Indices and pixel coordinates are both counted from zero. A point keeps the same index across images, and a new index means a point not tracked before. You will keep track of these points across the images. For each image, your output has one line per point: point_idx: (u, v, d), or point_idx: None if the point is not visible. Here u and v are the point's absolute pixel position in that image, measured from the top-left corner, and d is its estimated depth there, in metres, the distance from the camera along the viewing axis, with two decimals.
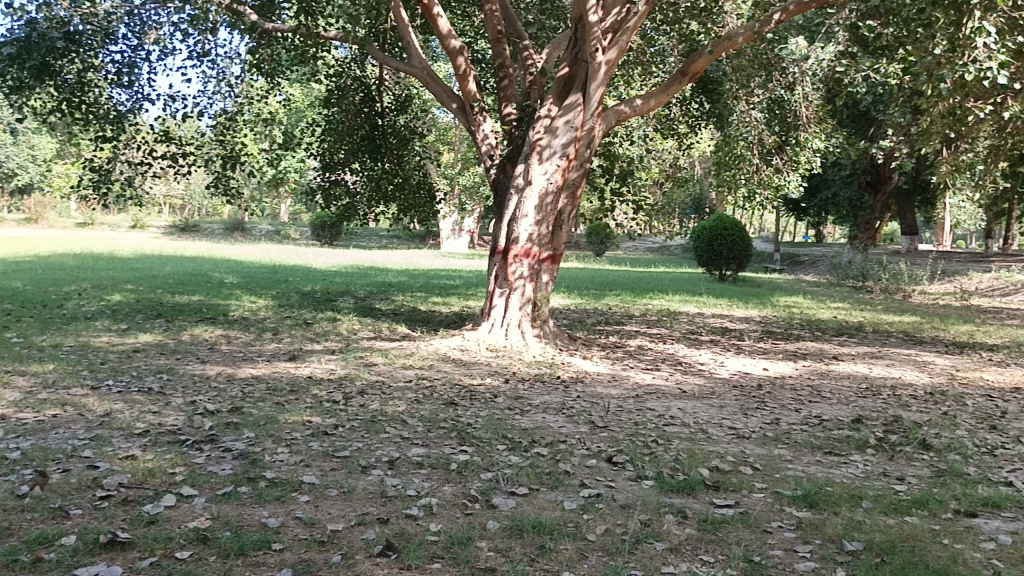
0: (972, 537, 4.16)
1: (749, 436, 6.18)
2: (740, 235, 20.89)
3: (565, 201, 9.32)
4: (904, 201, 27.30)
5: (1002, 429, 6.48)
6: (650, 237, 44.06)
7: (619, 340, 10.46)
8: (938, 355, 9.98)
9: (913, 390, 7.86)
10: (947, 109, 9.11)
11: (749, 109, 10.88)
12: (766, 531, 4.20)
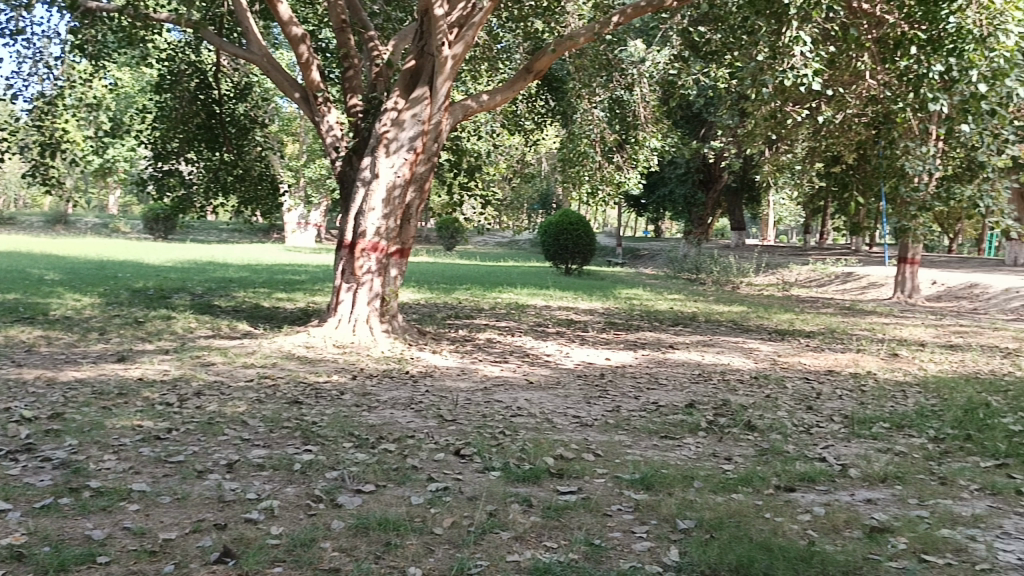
0: (791, 509, 4.50)
1: (591, 424, 6.39)
2: (584, 230, 21.62)
3: (412, 195, 9.26)
4: (733, 199, 29.12)
5: (817, 409, 7.05)
6: (497, 232, 44.92)
7: (468, 334, 10.54)
8: (763, 342, 10.70)
9: (740, 374, 8.41)
10: (769, 113, 9.78)
11: (592, 108, 11.29)
12: (606, 515, 4.36)
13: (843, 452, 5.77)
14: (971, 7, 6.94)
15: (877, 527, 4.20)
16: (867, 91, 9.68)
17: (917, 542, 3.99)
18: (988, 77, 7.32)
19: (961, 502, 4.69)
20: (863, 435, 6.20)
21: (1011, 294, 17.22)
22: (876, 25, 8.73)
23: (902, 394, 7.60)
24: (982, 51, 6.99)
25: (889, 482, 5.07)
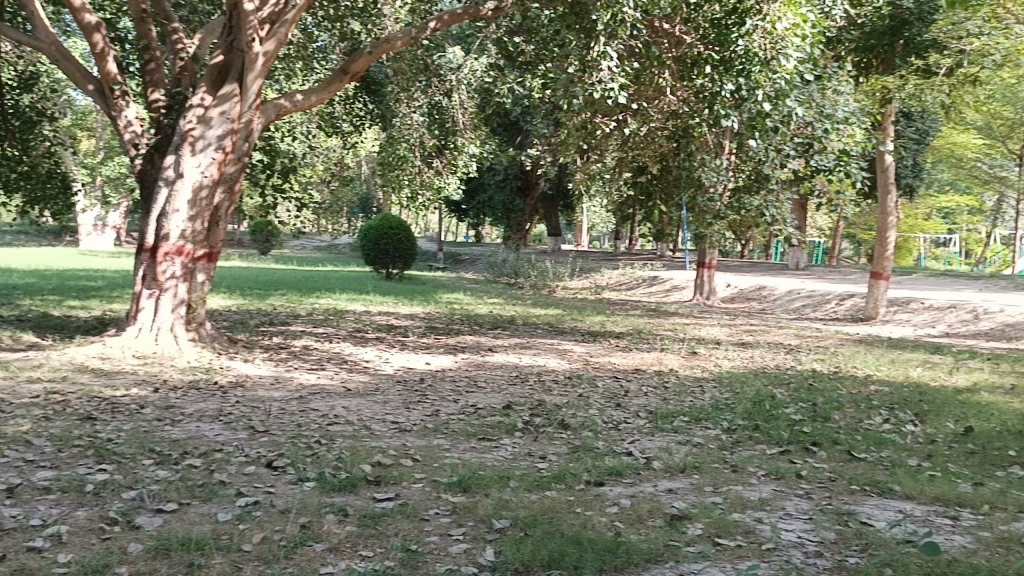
0: (600, 503, 4.70)
1: (410, 428, 6.36)
2: (405, 234, 21.53)
3: (220, 196, 8.85)
4: (549, 205, 30.11)
5: (625, 405, 7.41)
6: (315, 236, 43.84)
7: (282, 342, 10.17)
8: (577, 343, 11.11)
9: (554, 375, 8.70)
10: (580, 122, 10.20)
11: (411, 113, 11.26)
12: (423, 519, 4.36)
13: (648, 445, 6.10)
14: (758, 31, 7.59)
15: (677, 515, 4.47)
16: (668, 106, 10.18)
17: (712, 527, 4.29)
18: (772, 96, 7.96)
19: (750, 487, 5.10)
20: (666, 429, 6.59)
21: (794, 296, 18.99)
22: (676, 44, 9.31)
23: (700, 389, 8.17)
24: (766, 73, 7.65)
25: (688, 472, 5.42)
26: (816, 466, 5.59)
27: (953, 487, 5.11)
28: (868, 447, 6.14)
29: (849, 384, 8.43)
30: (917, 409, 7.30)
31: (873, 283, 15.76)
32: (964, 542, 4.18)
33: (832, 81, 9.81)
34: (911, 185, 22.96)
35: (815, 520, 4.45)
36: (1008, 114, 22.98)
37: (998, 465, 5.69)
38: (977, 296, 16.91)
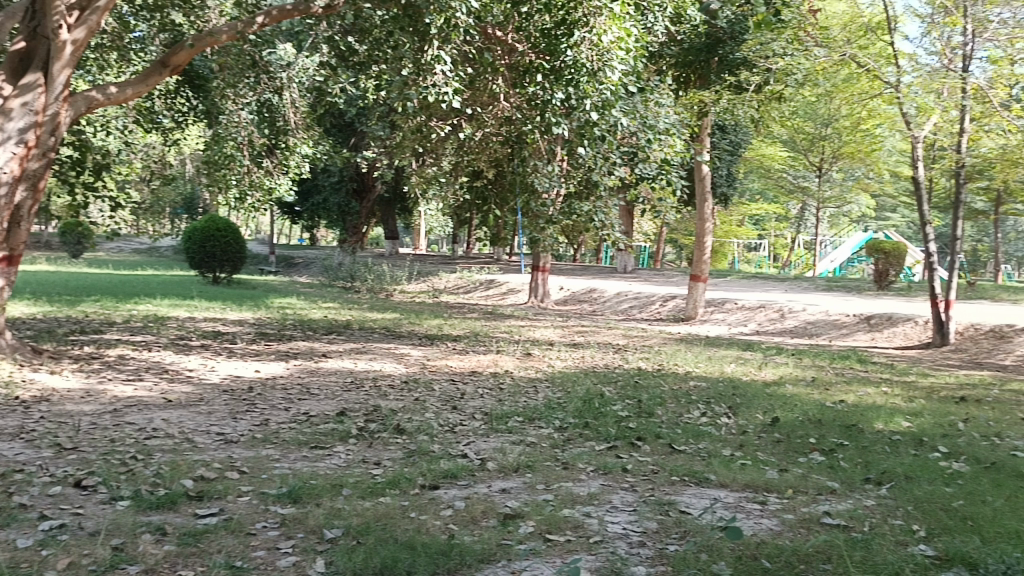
0: (434, 506, 4.70)
1: (236, 440, 6.09)
2: (233, 237, 20.64)
3: (24, 195, 8.12)
4: (386, 208, 29.89)
5: (461, 408, 7.45)
6: (133, 239, 41.16)
7: (94, 351, 9.46)
8: (413, 347, 11.06)
9: (390, 379, 8.62)
10: (416, 125, 10.17)
11: (238, 110, 10.76)
12: (249, 534, 4.18)
13: (482, 447, 6.16)
14: (585, 42, 7.89)
15: (509, 514, 4.54)
16: (501, 113, 10.17)
17: (544, 524, 4.39)
18: (599, 107, 8.21)
19: (580, 483, 5.27)
20: (501, 429, 6.68)
21: (622, 298, 19.83)
22: (508, 52, 9.62)
23: (533, 389, 8.36)
24: (593, 83, 7.94)
25: (521, 471, 5.53)
26: (641, 460, 5.86)
27: (762, 474, 5.51)
28: (687, 440, 6.50)
29: (671, 380, 8.90)
30: (731, 402, 7.82)
31: (692, 285, 16.74)
32: (772, 524, 4.52)
33: (654, 94, 10.22)
34: (726, 194, 24.53)
35: (639, 512, 4.66)
36: (809, 128, 25.24)
37: (801, 451, 6.20)
38: (783, 297, 18.34)
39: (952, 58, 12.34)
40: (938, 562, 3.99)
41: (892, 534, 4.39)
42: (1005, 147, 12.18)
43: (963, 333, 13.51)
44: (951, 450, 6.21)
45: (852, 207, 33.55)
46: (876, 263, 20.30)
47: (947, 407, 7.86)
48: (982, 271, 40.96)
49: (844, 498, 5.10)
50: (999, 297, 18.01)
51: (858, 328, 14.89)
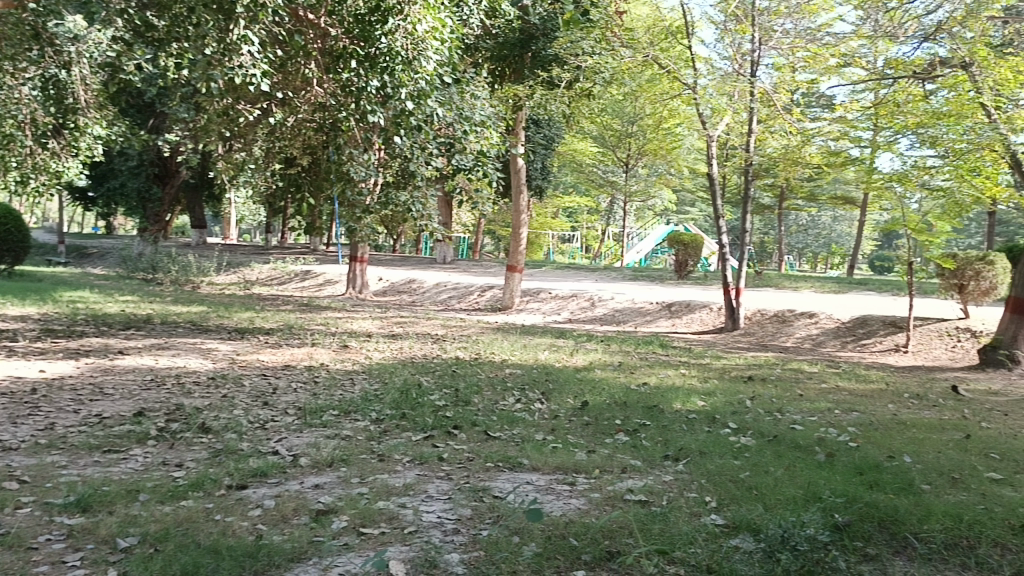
0: (241, 507, 4.50)
1: (16, 447, 5.52)
2: (15, 226, 18.70)
3: None
4: (193, 196, 28.48)
5: (273, 404, 7.18)
6: None
7: None
8: (221, 342, 10.51)
9: (195, 376, 8.17)
10: (222, 108, 9.67)
11: (19, 84, 9.80)
12: (31, 549, 3.82)
13: (295, 443, 5.98)
14: (399, 31, 7.87)
15: (322, 511, 4.44)
16: (316, 98, 9.89)
17: (357, 517, 4.33)
18: (415, 96, 8.30)
19: (395, 474, 5.24)
20: (314, 424, 6.51)
21: (440, 288, 19.92)
22: (321, 36, 9.34)
23: (349, 382, 8.22)
24: (409, 73, 7.99)
25: (335, 465, 5.42)
26: (456, 449, 5.91)
27: (571, 456, 5.73)
28: (502, 426, 6.64)
29: (487, 369, 9.05)
30: (544, 388, 8.07)
31: (508, 275, 17.09)
32: (579, 504, 4.71)
33: (470, 86, 10.26)
34: (540, 186, 25.07)
35: (453, 500, 4.70)
36: (617, 126, 26.42)
37: (607, 433, 6.50)
38: (594, 286, 19.16)
39: (741, 63, 13.33)
40: (726, 529, 4.33)
41: (687, 506, 4.71)
42: (787, 147, 13.29)
43: (751, 318, 14.70)
44: (740, 426, 6.75)
45: (656, 201, 35.56)
46: (676, 253, 21.68)
47: (737, 386, 8.53)
48: (768, 261, 44.79)
49: (645, 475, 5.41)
50: (781, 284, 19.78)
51: (660, 315, 15.83)
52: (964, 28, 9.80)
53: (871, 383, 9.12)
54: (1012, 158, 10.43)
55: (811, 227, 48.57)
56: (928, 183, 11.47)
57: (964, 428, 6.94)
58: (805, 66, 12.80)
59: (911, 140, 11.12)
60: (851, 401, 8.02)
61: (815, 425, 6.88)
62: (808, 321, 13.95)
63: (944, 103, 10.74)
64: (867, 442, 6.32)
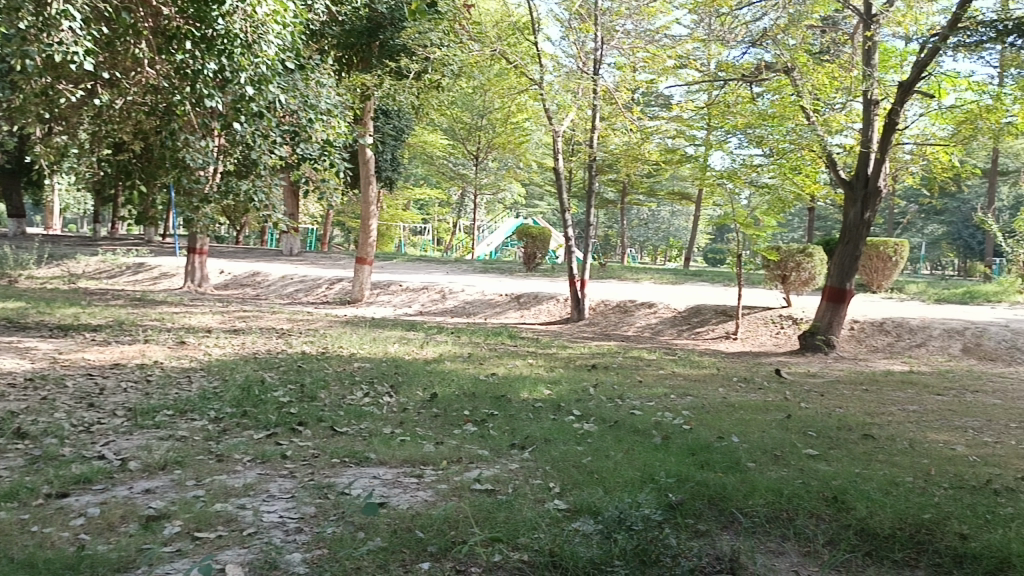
0: (61, 517, 4.19)
1: None
2: None
3: None
4: (9, 181, 26.20)
5: (100, 405, 6.73)
6: None
7: None
8: (41, 340, 9.73)
9: (11, 377, 7.53)
10: (40, 88, 8.92)
11: None
12: None
13: (124, 446, 5.62)
14: (238, 13, 7.55)
15: (153, 516, 4.21)
16: (147, 80, 9.34)
17: (191, 522, 4.13)
18: (255, 81, 8.05)
19: (234, 475, 5.04)
20: (146, 426, 6.15)
21: (286, 281, 19.35)
22: (153, 15, 8.88)
23: (186, 380, 7.83)
24: (249, 57, 7.75)
25: (168, 468, 5.14)
26: (300, 445, 5.75)
27: (418, 449, 5.71)
28: (349, 421, 6.52)
29: (334, 363, 8.87)
30: (392, 381, 8.00)
31: (358, 268, 16.78)
32: (426, 496, 4.70)
33: (315, 72, 9.97)
34: (390, 178, 24.74)
35: (296, 498, 4.58)
36: (467, 118, 26.66)
37: (455, 424, 6.53)
38: (445, 279, 19.22)
39: (585, 62, 13.73)
40: (568, 513, 4.47)
41: (532, 493, 4.81)
42: (628, 145, 13.83)
43: (596, 309, 15.20)
44: (583, 413, 6.97)
45: (506, 195, 36.03)
46: (525, 246, 22.08)
47: (581, 374, 8.80)
48: (612, 254, 46.49)
49: (492, 464, 5.48)
50: (624, 276, 20.56)
51: (509, 306, 16.07)
52: (787, 36, 10.83)
53: (704, 368, 9.66)
54: (828, 156, 11.15)
55: (652, 222, 50.84)
56: (755, 181, 12.10)
57: (785, 408, 7.48)
58: (645, 67, 13.42)
59: (740, 139, 11.50)
60: (686, 386, 8.46)
61: (653, 409, 7.21)
62: (648, 311, 14.58)
63: (770, 105, 11.30)
64: (699, 424, 6.69)
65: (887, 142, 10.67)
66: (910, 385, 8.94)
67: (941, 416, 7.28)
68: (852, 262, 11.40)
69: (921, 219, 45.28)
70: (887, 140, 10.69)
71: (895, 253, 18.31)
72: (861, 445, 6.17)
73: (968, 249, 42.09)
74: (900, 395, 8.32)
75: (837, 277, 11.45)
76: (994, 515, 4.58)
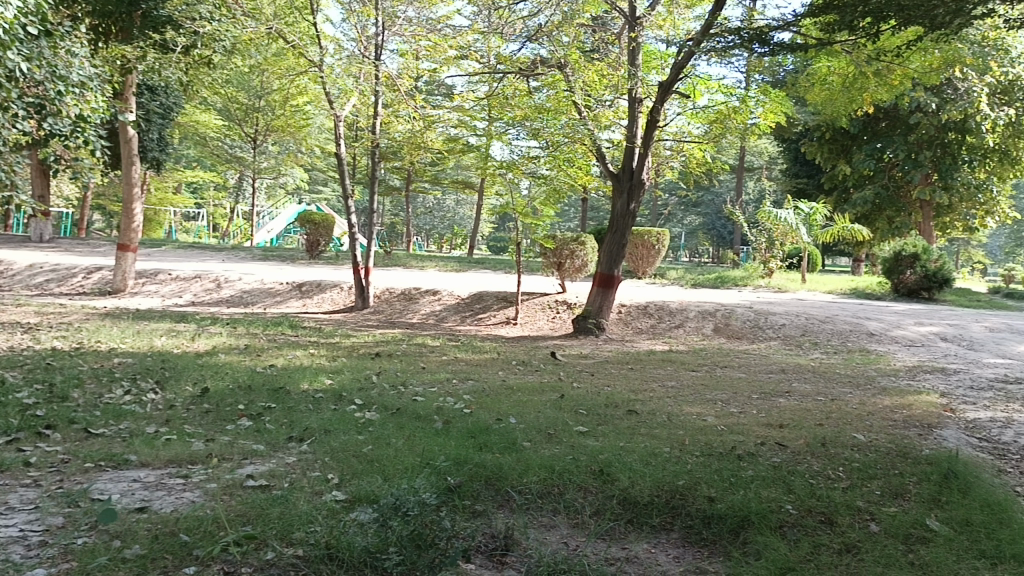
0: None
1: None
2: None
3: None
4: None
5: None
6: None
7: None
8: None
9: None
10: None
11: None
12: None
13: None
14: None
15: None
16: None
17: None
18: None
19: None
20: None
21: (34, 270, 17.46)
22: None
23: None
24: None
25: None
26: (47, 451, 5.22)
27: (186, 447, 5.38)
28: (107, 422, 6.01)
29: (90, 360, 8.13)
30: (158, 377, 7.48)
31: (120, 256, 15.46)
32: (193, 497, 4.44)
33: (66, 40, 9.04)
34: (157, 158, 22.99)
35: (41, 508, 4.15)
36: (242, 99, 25.46)
37: (229, 419, 6.22)
38: (219, 267, 18.24)
39: (366, 46, 13.53)
40: (346, 504, 4.41)
41: (309, 486, 4.70)
42: (411, 132, 13.81)
43: (380, 297, 15.12)
44: (365, 401, 6.90)
45: (287, 179, 34.77)
46: (306, 233, 21.43)
47: (363, 363, 8.70)
48: (397, 242, 46.43)
49: (267, 459, 5.28)
50: (409, 264, 20.58)
51: (290, 295, 15.56)
52: (560, 33, 11.26)
53: (485, 353, 9.91)
54: (597, 149, 11.91)
55: (437, 211, 51.54)
56: (534, 172, 12.55)
57: (559, 389, 7.86)
58: (427, 57, 13.21)
59: (520, 131, 11.98)
60: (467, 371, 8.63)
61: (435, 395, 7.29)
62: (432, 299, 14.72)
63: (546, 99, 11.67)
64: (479, 408, 6.85)
65: (649, 138, 11.40)
66: (670, 363, 9.70)
67: (695, 391, 7.97)
68: (620, 250, 12.16)
69: (682, 210, 49.21)
70: (649, 136, 11.43)
71: (657, 242, 19.75)
72: (626, 420, 6.62)
73: (720, 239, 46.35)
74: (660, 372, 9.01)
75: (606, 265, 12.17)
76: (737, 477, 5.09)
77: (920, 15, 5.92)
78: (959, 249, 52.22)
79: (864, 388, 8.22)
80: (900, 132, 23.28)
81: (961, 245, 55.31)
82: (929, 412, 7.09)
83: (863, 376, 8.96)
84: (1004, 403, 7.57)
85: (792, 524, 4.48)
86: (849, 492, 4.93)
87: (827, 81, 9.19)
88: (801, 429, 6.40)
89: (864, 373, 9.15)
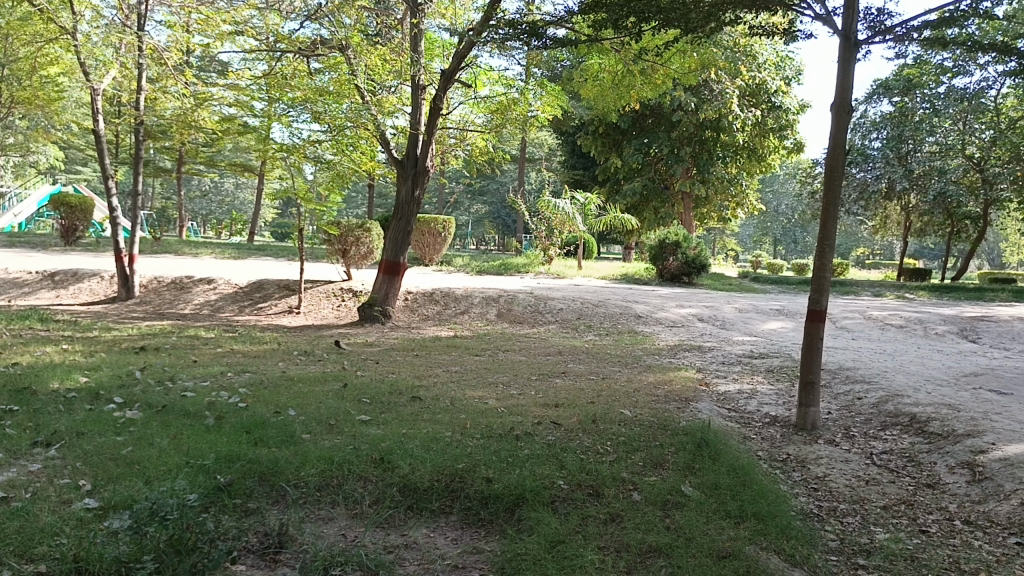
0: None
1: None
2: None
3: None
4: None
5: None
6: None
7: None
8: None
9: None
10: None
11: None
12: None
13: None
14: None
15: None
16: None
17: None
18: None
19: None
20: None
21: None
22: None
23: None
24: None
25: None
26: None
27: None
28: None
29: None
30: None
31: None
32: None
33: None
34: None
35: None
36: None
37: None
38: None
39: (128, 15, 12.44)
40: (98, 511, 4.06)
41: (56, 495, 4.28)
42: (181, 110, 13.03)
43: (146, 286, 14.08)
44: (126, 400, 6.38)
45: (39, 157, 31.44)
46: (60, 217, 19.50)
47: (126, 357, 8.05)
48: (168, 228, 43.57)
49: (6, 468, 4.74)
50: (181, 251, 19.35)
51: (41, 286, 14.11)
52: (341, 14, 11.05)
53: (264, 344, 9.52)
54: (381, 134, 11.77)
55: (214, 194, 49.76)
56: (317, 156, 12.14)
57: (341, 378, 7.72)
58: (198, 30, 12.30)
59: (301, 113, 11.32)
60: (244, 363, 8.24)
61: (207, 390, 6.89)
62: (206, 288, 13.96)
63: (328, 82, 11.31)
64: (255, 401, 6.56)
65: (433, 125, 11.46)
66: (454, 349, 9.83)
67: (476, 374, 8.15)
68: (405, 237, 12.13)
69: (467, 199, 50.08)
70: (433, 124, 11.48)
71: (443, 229, 19.98)
72: (410, 407, 6.63)
73: (505, 227, 47.75)
74: (444, 358, 9.11)
75: (391, 252, 12.12)
76: (514, 457, 5.24)
77: (677, 17, 6.41)
78: (716, 239, 57.47)
79: (632, 366, 8.82)
80: (664, 129, 24.99)
81: (717, 234, 60.82)
82: (688, 387, 7.71)
83: (630, 356, 9.57)
84: (749, 376, 8.43)
85: (563, 499, 4.69)
86: (615, 464, 5.25)
87: (598, 78, 9.83)
88: (575, 408, 6.72)
89: (631, 353, 9.79)
